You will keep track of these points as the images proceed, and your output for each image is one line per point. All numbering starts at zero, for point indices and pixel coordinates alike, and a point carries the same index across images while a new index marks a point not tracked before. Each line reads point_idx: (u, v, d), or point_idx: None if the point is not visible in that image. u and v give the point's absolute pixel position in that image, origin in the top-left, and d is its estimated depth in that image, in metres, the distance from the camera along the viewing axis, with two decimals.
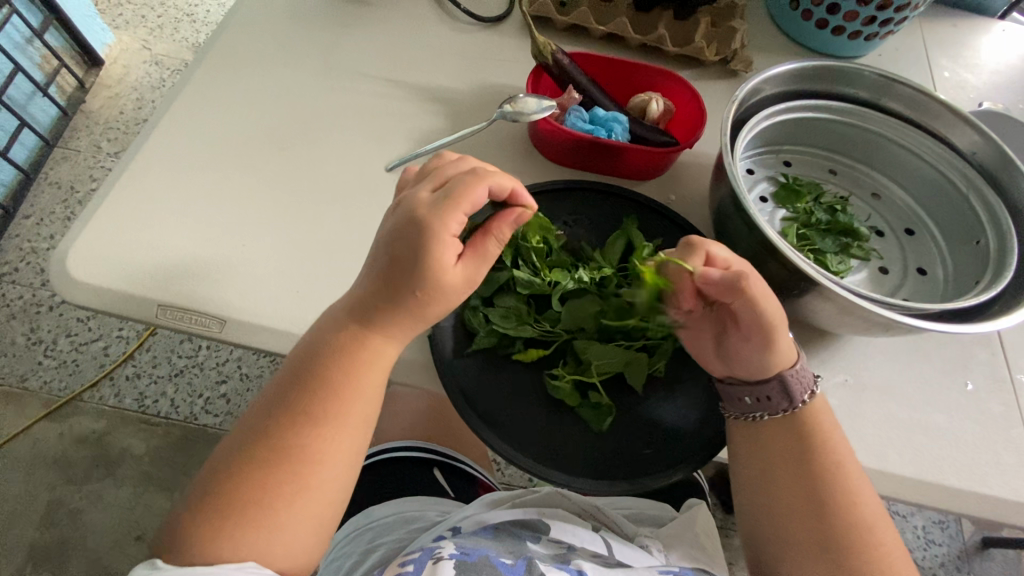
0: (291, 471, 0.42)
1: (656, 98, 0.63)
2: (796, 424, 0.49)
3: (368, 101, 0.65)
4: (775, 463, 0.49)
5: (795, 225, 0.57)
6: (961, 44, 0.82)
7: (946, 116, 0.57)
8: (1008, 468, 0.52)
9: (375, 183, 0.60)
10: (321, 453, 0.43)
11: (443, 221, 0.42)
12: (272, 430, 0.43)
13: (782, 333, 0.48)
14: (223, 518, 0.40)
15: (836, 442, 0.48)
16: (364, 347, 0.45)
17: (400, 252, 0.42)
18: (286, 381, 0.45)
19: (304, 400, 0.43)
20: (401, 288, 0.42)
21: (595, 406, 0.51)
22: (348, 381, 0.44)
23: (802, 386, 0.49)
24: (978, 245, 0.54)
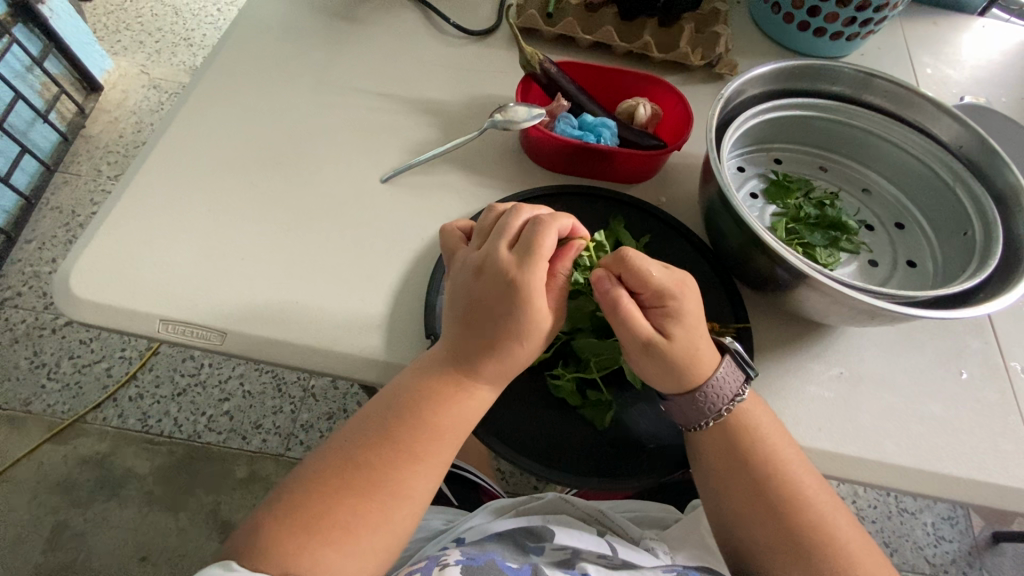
0: (374, 499, 0.43)
1: (643, 103, 0.65)
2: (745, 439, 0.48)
3: (362, 115, 0.66)
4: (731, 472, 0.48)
5: (784, 220, 0.58)
6: (942, 41, 0.84)
7: (929, 110, 0.58)
8: (1005, 455, 0.52)
9: (370, 194, 0.61)
10: (405, 484, 0.44)
11: (522, 265, 0.45)
12: (364, 459, 0.44)
13: (671, 367, 0.47)
14: (300, 534, 0.41)
15: (786, 450, 0.48)
16: (463, 394, 0.46)
17: (488, 303, 0.46)
18: (381, 416, 0.46)
19: (400, 436, 0.45)
20: (502, 332, 0.45)
21: (595, 404, 0.52)
22: (441, 421, 0.45)
23: (707, 412, 0.48)
24: (965, 237, 0.55)
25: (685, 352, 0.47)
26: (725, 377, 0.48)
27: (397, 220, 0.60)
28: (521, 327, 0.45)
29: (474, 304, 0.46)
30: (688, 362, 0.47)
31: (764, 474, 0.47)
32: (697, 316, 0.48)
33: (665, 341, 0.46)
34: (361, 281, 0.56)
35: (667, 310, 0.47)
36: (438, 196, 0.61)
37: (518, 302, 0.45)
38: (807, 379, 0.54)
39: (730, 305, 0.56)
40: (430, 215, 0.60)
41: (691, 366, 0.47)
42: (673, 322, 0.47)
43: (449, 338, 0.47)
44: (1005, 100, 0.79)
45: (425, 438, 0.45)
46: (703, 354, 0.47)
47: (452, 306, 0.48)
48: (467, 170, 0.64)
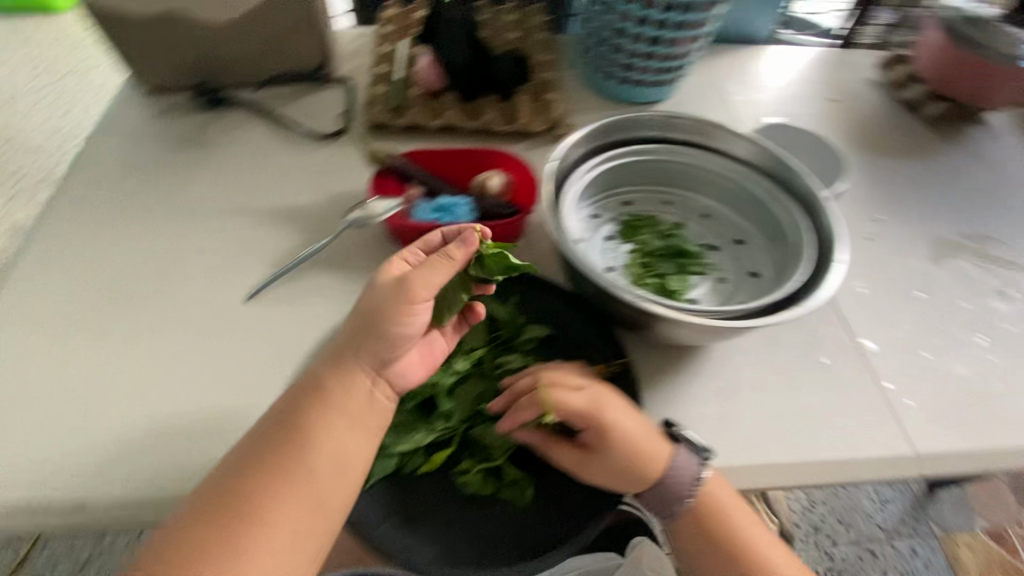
0: (241, 535, 0.42)
1: (493, 174, 0.68)
2: (702, 520, 0.54)
3: (219, 237, 0.66)
4: (699, 540, 0.54)
5: (637, 256, 0.64)
6: (744, 71, 0.97)
7: (734, 139, 0.66)
8: (871, 426, 0.57)
9: (237, 316, 0.59)
10: (277, 519, 0.43)
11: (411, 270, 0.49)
12: (251, 484, 0.44)
13: (616, 476, 0.50)
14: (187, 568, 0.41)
15: (739, 523, 0.54)
16: (348, 399, 0.47)
17: (373, 305, 0.48)
18: (268, 438, 0.46)
19: (266, 466, 0.44)
20: (377, 335, 0.47)
21: (513, 483, 0.51)
22: (325, 429, 0.46)
23: (675, 498, 0.52)
24: (787, 244, 0.61)
25: (623, 462, 0.50)
26: (680, 473, 0.51)
27: (269, 336, 0.58)
28: (387, 329, 0.47)
29: (358, 313, 0.49)
30: (636, 464, 0.51)
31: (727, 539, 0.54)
32: (626, 421, 0.51)
33: (599, 461, 0.50)
34: (237, 408, 0.53)
35: (596, 428, 0.50)
36: (309, 301, 0.61)
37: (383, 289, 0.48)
38: (691, 400, 0.58)
39: (608, 341, 0.59)
40: (302, 323, 0.59)
41: (636, 470, 0.51)
42: (603, 441, 0.50)
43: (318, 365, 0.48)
44: (804, 112, 0.92)
45: (291, 460, 0.45)
46: (644, 455, 0.51)
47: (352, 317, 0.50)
48: (335, 270, 0.64)
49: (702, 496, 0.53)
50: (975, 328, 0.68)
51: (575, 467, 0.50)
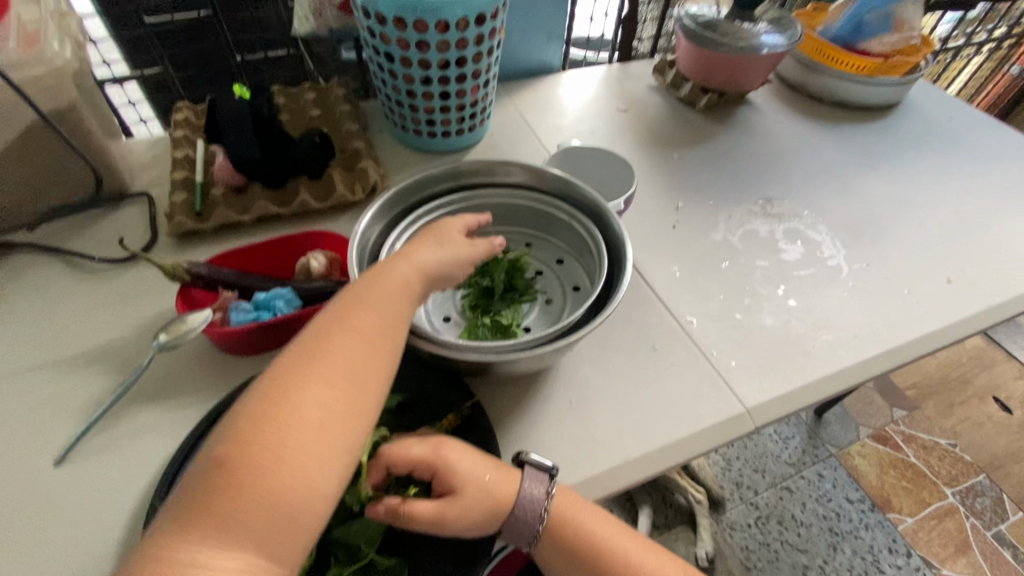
0: (293, 440, 0.41)
1: (314, 257, 0.68)
2: (563, 540, 0.52)
3: (15, 401, 0.59)
4: (563, 561, 0.53)
5: (469, 299, 0.67)
6: (546, 101, 1.06)
7: (526, 172, 0.70)
8: (707, 395, 0.64)
9: (49, 485, 0.53)
10: (336, 412, 0.43)
11: (397, 260, 0.53)
12: (252, 435, 0.41)
13: (473, 512, 0.50)
14: (195, 532, 0.38)
15: (601, 531, 0.53)
16: (356, 343, 0.47)
17: (381, 271, 0.52)
18: (269, 389, 0.43)
19: (345, 361, 0.46)
20: (381, 294, 0.50)
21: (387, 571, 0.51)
22: (341, 368, 0.45)
23: (534, 525, 0.52)
24: (593, 258, 0.67)
25: (475, 495, 0.50)
26: (528, 497, 0.52)
27: (89, 495, 0.53)
28: (398, 286, 0.51)
29: (369, 277, 0.52)
30: (486, 499, 0.51)
31: (587, 554, 0.52)
32: (467, 457, 0.52)
33: (454, 504, 0.50)
34: None
35: (441, 469, 0.51)
36: (133, 442, 0.56)
37: (436, 233, 0.58)
38: (546, 422, 0.60)
39: (456, 388, 0.61)
40: (127, 469, 0.54)
41: (490, 501, 0.51)
42: (451, 480, 0.51)
43: (363, 286, 0.51)
44: (603, 127, 1.02)
45: (357, 350, 0.46)
46: (492, 485, 0.51)
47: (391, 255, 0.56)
48: (158, 399, 0.59)
49: (553, 516, 0.52)
50: (774, 282, 0.78)
51: (434, 514, 0.49)
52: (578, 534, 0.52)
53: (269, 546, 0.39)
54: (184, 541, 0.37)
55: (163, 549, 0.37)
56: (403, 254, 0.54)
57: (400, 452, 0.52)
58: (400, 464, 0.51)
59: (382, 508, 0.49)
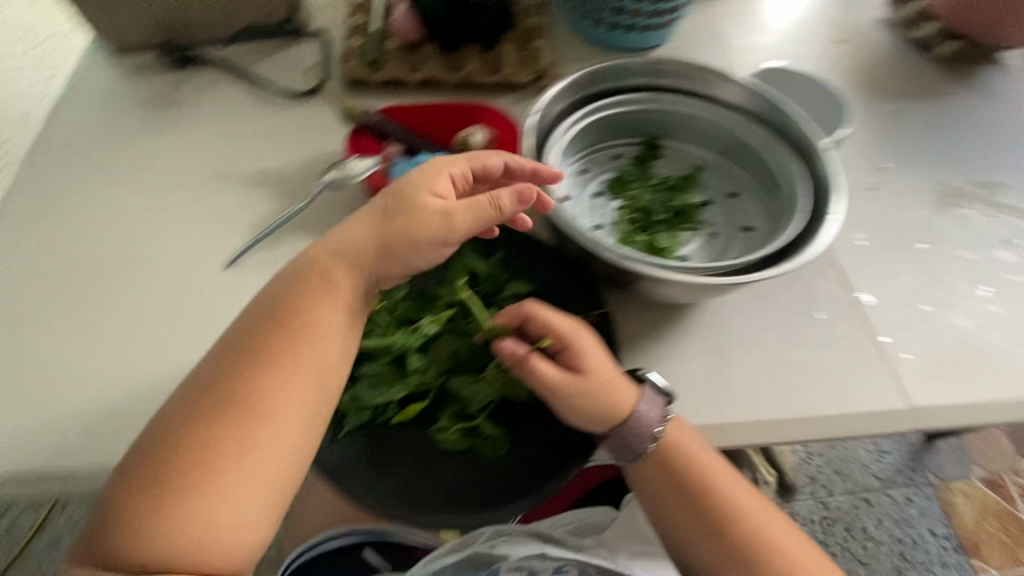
0: (243, 427, 0.45)
1: (477, 130, 0.65)
2: (664, 459, 0.51)
3: (195, 203, 0.64)
4: (659, 483, 0.51)
5: (626, 212, 0.61)
6: (746, 13, 0.91)
7: (723, 84, 0.63)
8: (864, 381, 0.57)
9: (216, 283, 0.58)
10: (271, 403, 0.46)
11: (383, 208, 0.50)
12: (208, 418, 0.45)
13: (592, 399, 0.50)
14: (154, 491, 0.43)
15: (707, 463, 0.51)
16: (313, 338, 0.48)
17: (363, 218, 0.51)
18: (209, 377, 0.47)
19: (240, 373, 0.47)
20: (337, 280, 0.50)
21: (489, 438, 0.50)
22: (253, 379, 0.47)
23: (643, 438, 0.50)
24: (783, 196, 0.59)
25: (599, 384, 0.50)
26: (646, 407, 0.51)
27: (247, 301, 0.57)
28: (329, 278, 0.50)
29: (345, 232, 0.51)
30: (605, 392, 0.50)
31: (685, 480, 0.51)
32: (600, 350, 0.52)
33: (573, 380, 0.50)
34: None
35: (574, 348, 0.51)
36: (289, 267, 0.60)
37: (388, 199, 0.51)
38: (680, 359, 0.57)
39: (586, 298, 0.58)
40: None
41: (610, 399, 0.50)
42: (580, 360, 0.51)
43: (320, 263, 0.50)
44: (807, 57, 0.87)
45: (289, 350, 0.48)
46: (617, 386, 0.50)
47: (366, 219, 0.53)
48: (315, 233, 0.62)
49: (663, 436, 0.51)
50: (977, 280, 0.66)
51: (557, 380, 0.50)
52: (677, 456, 0.51)
53: (211, 544, 0.43)
54: (147, 500, 0.43)
55: (126, 523, 0.43)
56: (382, 199, 0.51)
57: (540, 313, 0.52)
58: (538, 327, 0.52)
59: (512, 350, 0.51)
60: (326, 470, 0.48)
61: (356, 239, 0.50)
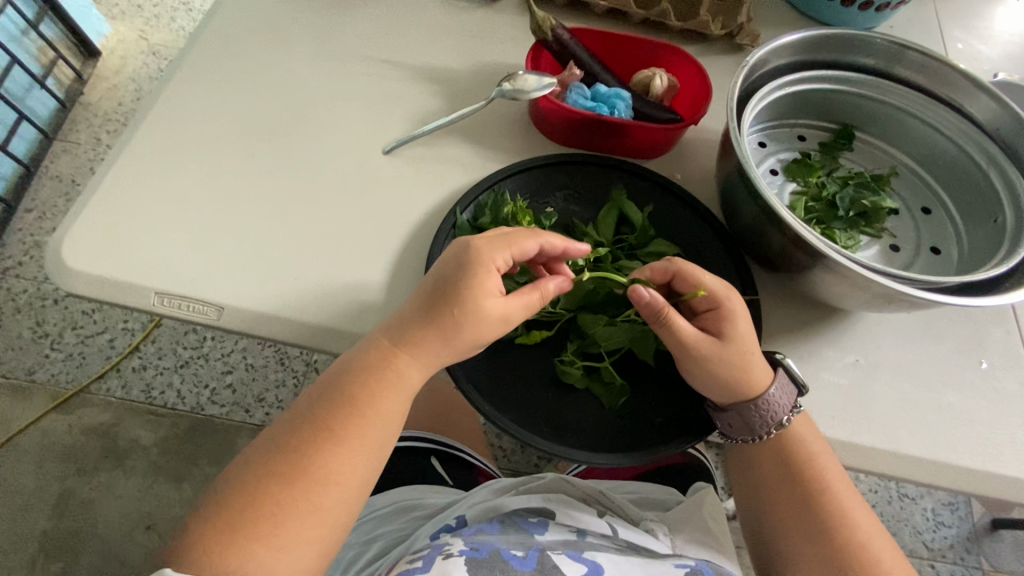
0: (323, 463, 0.43)
1: (660, 74, 0.61)
2: (782, 447, 0.49)
3: (362, 82, 0.63)
4: (771, 469, 0.49)
5: (805, 198, 0.56)
6: (977, 12, 0.79)
7: (962, 84, 0.54)
8: (1023, 447, 0.51)
9: (371, 166, 0.58)
10: (352, 439, 0.44)
11: (463, 271, 0.46)
12: (296, 452, 0.43)
13: (724, 369, 0.47)
14: (235, 532, 0.40)
15: (828, 465, 0.48)
16: (395, 381, 0.45)
17: (442, 278, 0.46)
18: (295, 416, 0.44)
19: (330, 404, 0.44)
20: (424, 332, 0.45)
21: (609, 385, 0.50)
22: (340, 415, 0.44)
23: (765, 421, 0.48)
24: (995, 225, 0.52)
25: (737, 355, 0.47)
26: (779, 391, 0.48)
27: (397, 192, 0.57)
28: (422, 329, 0.45)
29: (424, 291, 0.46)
30: (743, 367, 0.47)
31: (802, 476, 0.48)
32: (748, 321, 0.49)
33: (715, 345, 0.47)
34: (361, 258, 0.54)
35: (720, 312, 0.48)
36: (442, 169, 0.59)
37: (459, 272, 0.45)
38: (819, 366, 0.53)
39: (737, 277, 0.54)
40: (432, 188, 0.58)
41: (743, 372, 0.47)
42: (724, 325, 0.48)
43: (406, 314, 0.46)
44: None
45: (377, 391, 0.45)
46: (755, 362, 0.48)
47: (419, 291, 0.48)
48: (472, 142, 0.61)
49: (788, 426, 0.49)
50: None
51: (693, 340, 0.47)
52: (800, 450, 0.48)
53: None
54: (220, 538, 0.40)
55: (201, 544, 0.40)
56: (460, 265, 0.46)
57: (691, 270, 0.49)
58: (686, 280, 0.49)
59: (649, 297, 0.47)
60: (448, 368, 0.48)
61: (422, 314, 0.45)
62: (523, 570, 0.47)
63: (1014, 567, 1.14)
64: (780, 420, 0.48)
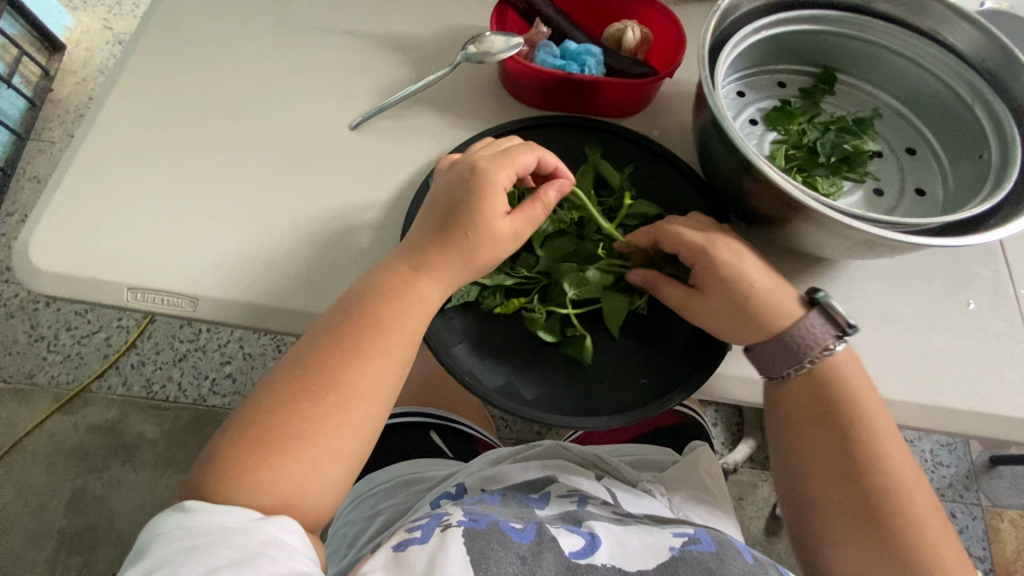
0: (351, 381, 0.43)
1: (632, 26, 0.58)
2: (824, 384, 0.48)
3: (324, 55, 0.61)
4: (810, 408, 0.48)
5: (784, 147, 0.54)
6: None
7: (944, 15, 0.52)
8: (1011, 385, 0.50)
9: (339, 143, 0.57)
10: (378, 357, 0.44)
11: (469, 186, 0.46)
12: (322, 372, 0.43)
13: (719, 317, 0.48)
14: (257, 448, 0.40)
15: (871, 407, 0.47)
16: (416, 293, 0.45)
17: (446, 197, 0.47)
18: (321, 339, 0.44)
19: (354, 326, 0.44)
20: (441, 247, 0.46)
21: (575, 339, 0.49)
22: (367, 334, 0.44)
23: (792, 361, 0.48)
24: (981, 161, 0.51)
25: (730, 299, 0.48)
26: (808, 330, 0.48)
27: (367, 168, 0.56)
28: (438, 246, 0.46)
29: (433, 211, 0.47)
30: (748, 308, 0.48)
31: (841, 415, 0.47)
32: (737, 261, 0.48)
33: (705, 297, 0.48)
34: (336, 239, 0.53)
35: (701, 261, 0.48)
36: (413, 142, 0.57)
37: (469, 193, 0.46)
38: None
39: None
40: (403, 161, 0.56)
41: (757, 314, 0.48)
42: (710, 276, 0.48)
43: (420, 237, 0.47)
44: None
45: (400, 310, 0.45)
46: (761, 300, 0.48)
47: (420, 212, 0.48)
48: (441, 111, 0.59)
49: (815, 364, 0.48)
50: None
51: (681, 300, 0.49)
52: (838, 390, 0.48)
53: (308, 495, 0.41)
54: (245, 456, 0.40)
55: (229, 466, 0.40)
56: (466, 180, 0.46)
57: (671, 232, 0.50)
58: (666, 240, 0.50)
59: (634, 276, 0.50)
60: (429, 344, 0.48)
61: (437, 235, 0.46)
62: (521, 542, 0.46)
63: (1011, 502, 1.15)
64: (812, 356, 0.48)
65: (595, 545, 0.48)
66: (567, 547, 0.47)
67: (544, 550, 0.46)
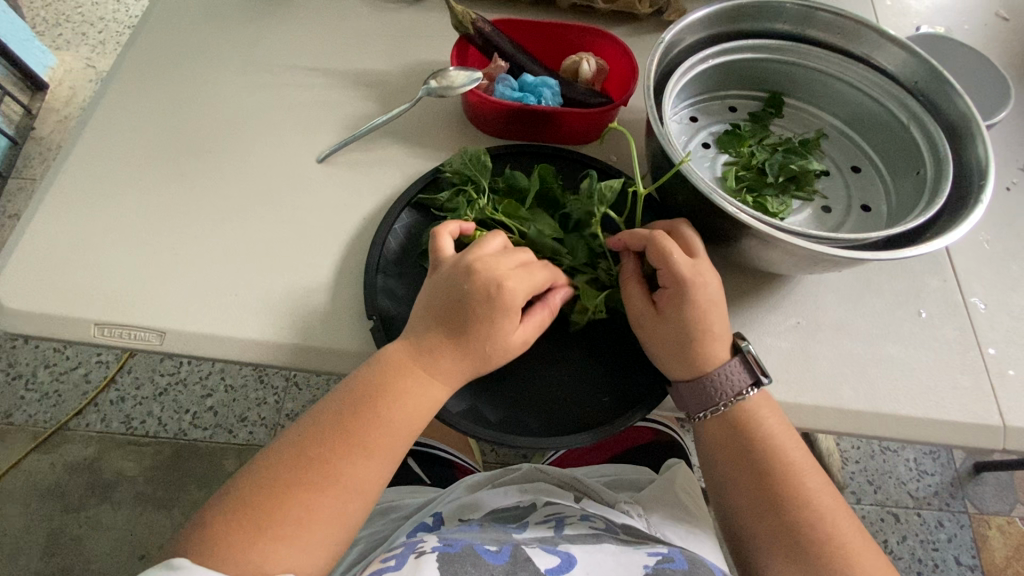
0: (348, 471, 0.42)
1: (587, 58, 0.61)
2: (735, 419, 0.49)
3: (293, 92, 0.63)
4: (726, 444, 0.49)
5: (735, 168, 0.56)
6: None
7: (876, 41, 0.55)
8: (964, 392, 0.52)
9: (307, 176, 0.58)
10: (377, 448, 0.43)
11: (497, 295, 0.45)
12: (321, 459, 0.42)
13: (659, 346, 0.49)
14: (241, 528, 0.39)
15: (783, 439, 0.48)
16: (428, 392, 0.45)
17: (460, 293, 0.45)
18: (316, 428, 0.43)
19: (354, 416, 0.43)
20: (456, 352, 0.45)
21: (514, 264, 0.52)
22: (371, 427, 0.43)
23: (707, 403, 0.49)
24: (919, 176, 0.53)
25: (673, 336, 0.48)
26: (722, 378, 0.48)
27: (334, 199, 0.57)
28: (454, 350, 0.45)
29: (447, 306, 0.45)
30: (687, 350, 0.48)
31: (763, 450, 0.48)
32: (704, 307, 0.48)
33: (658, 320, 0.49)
34: (304, 269, 0.54)
35: (675, 291, 0.48)
36: (380, 173, 0.59)
37: (492, 301, 0.45)
38: (763, 331, 0.54)
39: None
40: (370, 192, 0.58)
41: (693, 353, 0.48)
42: (672, 305, 0.48)
43: (425, 328, 0.46)
44: (967, 27, 0.73)
45: (406, 406, 0.44)
46: (707, 347, 0.48)
47: (428, 296, 0.47)
48: (407, 143, 0.61)
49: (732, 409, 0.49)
50: None
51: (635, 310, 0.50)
52: (752, 423, 0.49)
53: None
54: (227, 537, 0.39)
55: (215, 539, 0.39)
56: (495, 289, 0.45)
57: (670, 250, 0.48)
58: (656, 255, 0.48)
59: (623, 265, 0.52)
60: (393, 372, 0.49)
61: (450, 334, 0.45)
62: (496, 564, 0.46)
63: (997, 507, 1.16)
64: (727, 402, 0.49)
65: (571, 563, 0.48)
66: (544, 565, 0.47)
67: (520, 570, 0.46)
